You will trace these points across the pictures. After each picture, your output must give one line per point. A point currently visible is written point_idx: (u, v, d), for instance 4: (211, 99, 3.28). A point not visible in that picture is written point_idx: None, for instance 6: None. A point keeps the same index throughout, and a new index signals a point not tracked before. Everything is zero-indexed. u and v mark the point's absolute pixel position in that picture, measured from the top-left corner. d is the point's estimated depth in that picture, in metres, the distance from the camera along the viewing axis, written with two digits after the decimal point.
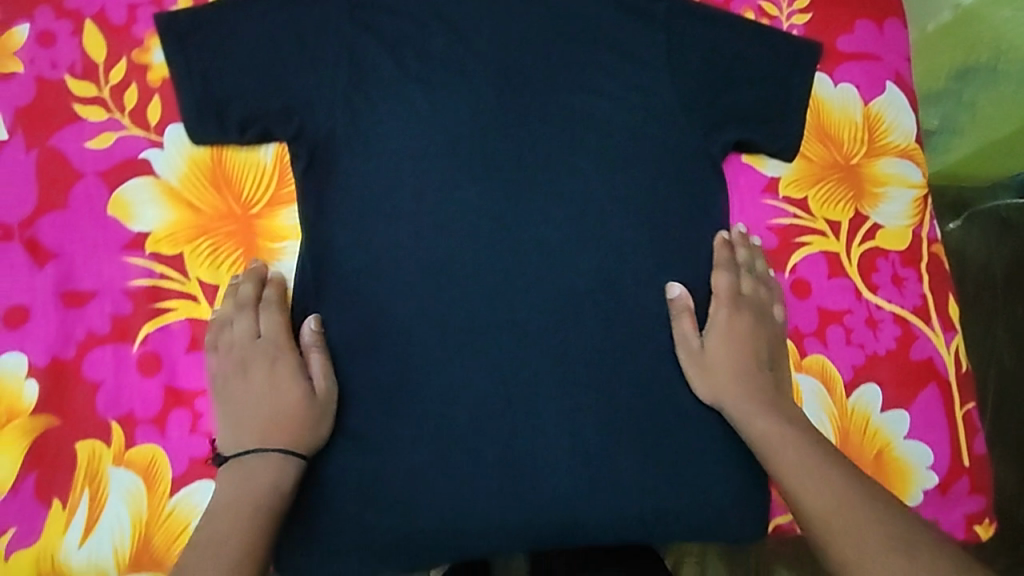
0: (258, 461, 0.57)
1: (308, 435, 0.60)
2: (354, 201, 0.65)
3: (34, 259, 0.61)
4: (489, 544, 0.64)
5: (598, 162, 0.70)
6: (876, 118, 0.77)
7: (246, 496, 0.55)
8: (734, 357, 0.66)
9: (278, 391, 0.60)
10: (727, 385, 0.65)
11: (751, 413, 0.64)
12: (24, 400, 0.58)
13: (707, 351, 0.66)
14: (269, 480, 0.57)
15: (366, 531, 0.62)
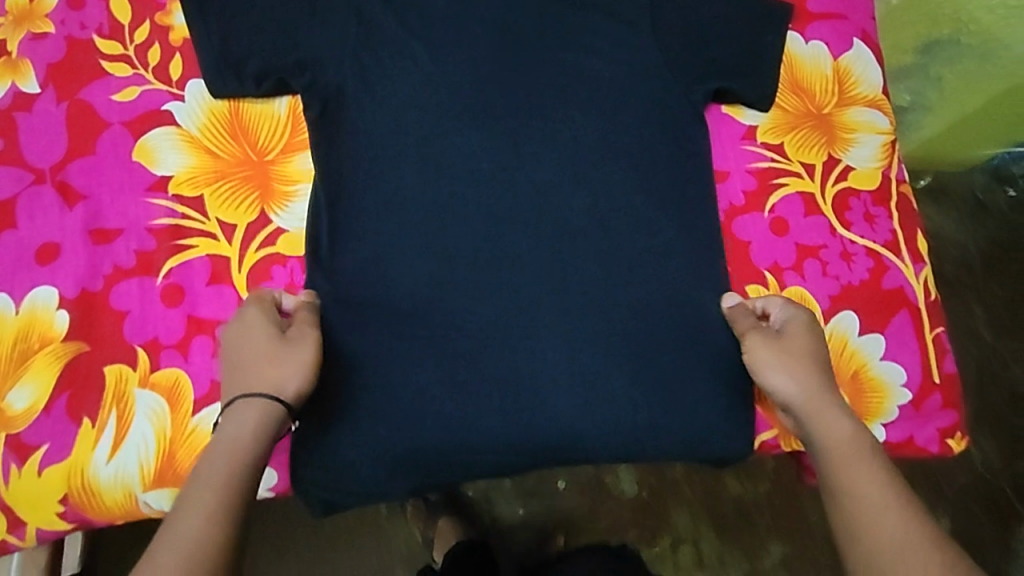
0: (232, 413, 0.58)
1: (276, 375, 0.60)
2: (364, 145, 0.71)
3: (65, 200, 0.65)
4: (496, 459, 0.68)
5: (590, 111, 0.75)
6: (845, 72, 0.83)
7: (218, 454, 0.55)
8: (812, 354, 0.68)
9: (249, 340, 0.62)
10: (805, 377, 0.66)
11: (826, 411, 0.65)
12: (56, 328, 0.62)
13: (783, 345, 0.68)
14: (236, 434, 0.57)
15: (377, 446, 0.66)
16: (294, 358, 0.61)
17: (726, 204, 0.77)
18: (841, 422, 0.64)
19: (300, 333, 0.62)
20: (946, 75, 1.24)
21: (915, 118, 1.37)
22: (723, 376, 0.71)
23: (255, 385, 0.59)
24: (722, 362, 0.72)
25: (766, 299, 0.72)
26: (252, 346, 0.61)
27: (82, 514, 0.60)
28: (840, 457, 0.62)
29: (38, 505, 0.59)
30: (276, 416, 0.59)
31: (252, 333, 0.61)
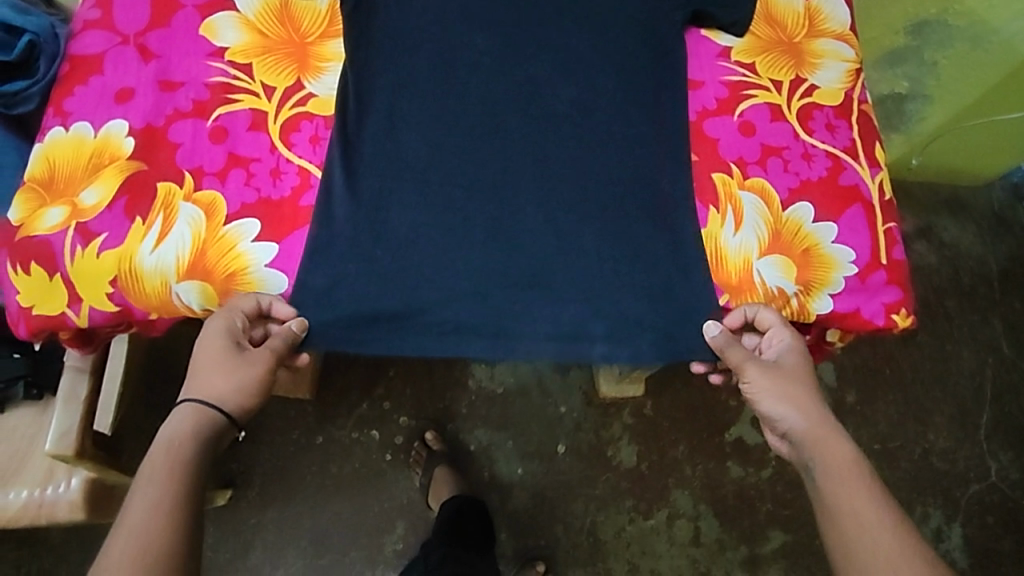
0: (179, 415, 0.70)
1: (223, 386, 0.71)
2: (388, 37, 0.84)
3: (143, 57, 0.80)
4: (472, 290, 0.78)
5: (582, 21, 0.87)
6: (816, 11, 0.94)
7: (157, 451, 0.65)
8: (806, 384, 0.77)
9: (216, 346, 0.71)
10: (802, 403, 0.76)
11: (826, 437, 0.74)
12: (122, 150, 0.75)
13: (782, 372, 0.77)
14: (174, 435, 0.67)
15: (372, 270, 0.76)
16: (245, 375, 0.72)
17: (699, 107, 0.87)
18: (839, 445, 0.73)
19: (258, 353, 0.73)
20: (939, 61, 1.32)
21: (914, 107, 1.43)
22: (683, 245, 0.80)
23: (204, 392, 0.71)
24: (683, 235, 0.80)
25: (759, 309, 0.78)
26: (212, 357, 0.71)
27: (126, 297, 0.72)
28: (835, 475, 0.71)
29: (94, 284, 0.72)
30: (217, 424, 0.71)
31: (214, 345, 0.71)
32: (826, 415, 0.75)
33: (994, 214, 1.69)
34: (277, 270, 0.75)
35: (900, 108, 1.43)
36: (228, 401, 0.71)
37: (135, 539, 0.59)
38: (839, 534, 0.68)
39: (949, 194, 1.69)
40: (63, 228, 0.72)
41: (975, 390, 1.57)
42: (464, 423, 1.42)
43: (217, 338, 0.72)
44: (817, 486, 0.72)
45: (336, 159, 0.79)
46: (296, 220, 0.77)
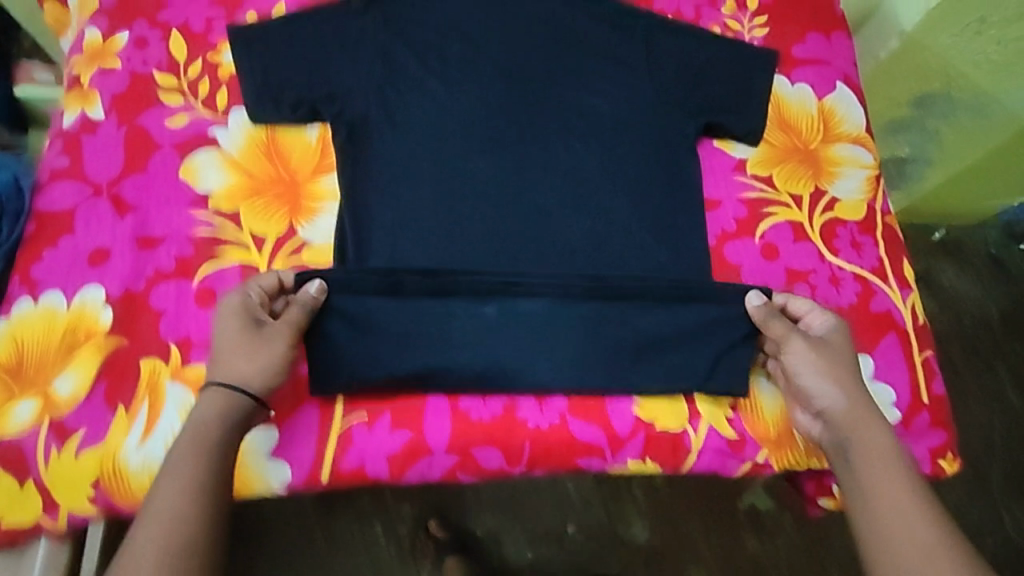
0: (204, 398, 0.62)
1: (251, 369, 0.64)
2: (385, 172, 0.78)
3: (118, 211, 0.74)
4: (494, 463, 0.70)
5: (590, 142, 0.83)
6: (829, 113, 0.89)
7: (186, 437, 0.60)
8: (851, 366, 0.70)
9: (233, 322, 0.64)
10: (847, 387, 0.68)
11: (864, 419, 0.67)
12: (100, 323, 0.69)
13: (829, 354, 0.69)
14: (204, 418, 0.61)
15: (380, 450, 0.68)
16: (267, 353, 0.64)
17: (718, 229, 0.82)
18: (877, 432, 0.66)
19: (277, 327, 0.66)
20: (939, 127, 1.27)
21: (914, 168, 1.39)
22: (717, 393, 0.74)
23: (227, 373, 0.63)
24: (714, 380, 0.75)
25: (791, 298, 0.73)
26: (229, 337, 0.64)
27: (111, 498, 0.65)
28: (870, 467, 0.65)
29: (73, 487, 0.64)
30: (244, 408, 0.63)
31: (233, 321, 0.64)
32: (867, 399, 0.68)
33: (995, 258, 1.64)
34: (280, 459, 0.68)
35: (901, 169, 1.41)
36: (254, 383, 0.64)
37: (162, 534, 0.55)
38: (869, 531, 0.62)
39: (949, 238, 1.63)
40: (36, 424, 0.65)
41: (984, 441, 1.49)
42: (471, 509, 1.25)
43: (234, 320, 0.65)
44: (848, 477, 0.66)
45: None
46: (296, 395, 0.69)
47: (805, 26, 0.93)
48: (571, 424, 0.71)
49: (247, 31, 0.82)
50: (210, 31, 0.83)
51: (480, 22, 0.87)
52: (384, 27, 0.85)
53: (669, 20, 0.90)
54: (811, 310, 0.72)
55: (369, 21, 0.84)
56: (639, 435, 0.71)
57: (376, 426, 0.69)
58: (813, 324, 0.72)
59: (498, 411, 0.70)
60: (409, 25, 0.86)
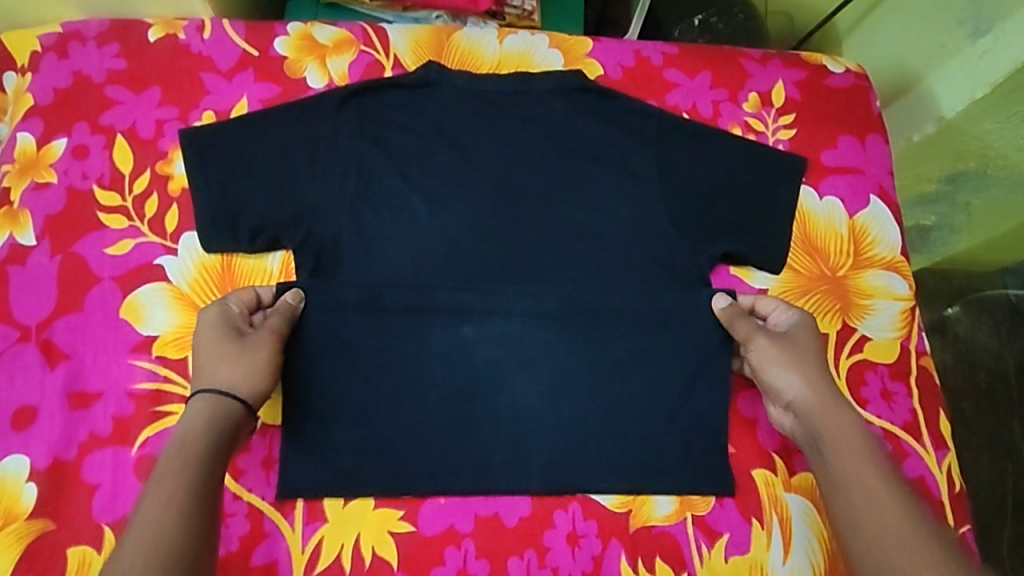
0: (189, 405, 0.61)
1: (234, 376, 0.63)
2: (358, 310, 0.69)
3: (47, 360, 0.65)
4: None
5: (588, 271, 0.74)
6: (861, 230, 0.80)
7: (178, 444, 0.58)
8: (817, 359, 0.68)
9: (211, 329, 0.64)
10: (812, 377, 0.66)
11: (832, 408, 0.65)
12: (22, 503, 0.61)
13: (793, 348, 0.68)
14: (192, 425, 0.60)
15: None
16: (250, 358, 0.63)
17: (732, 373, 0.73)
18: (847, 420, 0.64)
19: (261, 332, 0.65)
20: (971, 202, 1.02)
21: (940, 236, 1.11)
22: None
23: (212, 380, 0.62)
24: (721, 563, 0.67)
25: (757, 299, 0.72)
26: (210, 345, 0.63)
27: None
28: (841, 450, 0.63)
29: None
30: (231, 411, 0.62)
31: (211, 328, 0.64)
32: (833, 388, 0.66)
33: (1005, 298, 1.17)
34: None
35: (925, 238, 1.13)
36: (241, 386, 0.63)
37: (148, 534, 0.53)
38: (843, 513, 0.60)
39: (959, 282, 1.17)
40: None
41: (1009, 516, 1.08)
42: None
43: (214, 329, 0.64)
44: (821, 461, 0.64)
45: (297, 491, 0.65)
46: None
47: (836, 128, 0.83)
48: None
49: (203, 136, 0.73)
50: (160, 136, 0.74)
51: (470, 125, 0.78)
52: (360, 131, 0.75)
53: (683, 119, 0.80)
54: (776, 307, 0.71)
55: (345, 124, 0.75)
56: None
57: None
58: (777, 319, 0.71)
59: None
60: (389, 129, 0.76)
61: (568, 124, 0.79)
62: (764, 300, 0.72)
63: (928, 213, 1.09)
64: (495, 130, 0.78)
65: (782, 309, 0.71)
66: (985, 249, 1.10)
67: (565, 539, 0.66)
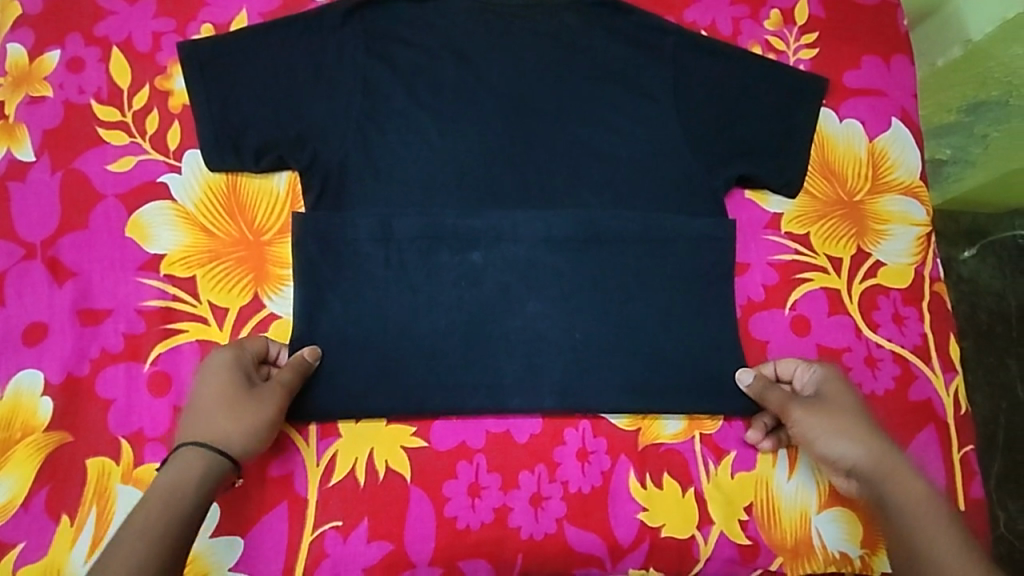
0: (178, 458, 0.55)
1: (234, 431, 0.58)
2: (366, 231, 0.68)
3: (55, 278, 0.65)
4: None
5: (600, 193, 0.72)
6: (881, 155, 0.78)
7: (157, 505, 0.52)
8: (859, 415, 0.63)
9: (218, 376, 0.60)
10: (861, 438, 0.61)
11: (893, 472, 0.59)
12: (39, 416, 0.61)
13: (833, 406, 0.63)
14: (176, 484, 0.54)
15: (359, 561, 0.63)
16: (256, 415, 0.59)
17: (744, 298, 0.73)
18: (913, 481, 0.59)
19: (267, 387, 0.61)
20: (990, 134, 0.93)
21: (954, 170, 1.01)
22: (727, 493, 0.68)
23: (208, 431, 0.57)
24: (728, 479, 0.68)
25: (777, 361, 0.69)
26: (214, 392, 0.59)
27: None
28: (916, 519, 0.57)
29: None
30: (217, 468, 0.56)
31: (221, 379, 0.60)
32: (885, 444, 0.61)
33: (1012, 240, 1.08)
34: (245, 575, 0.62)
35: (939, 173, 1.03)
36: (232, 440, 0.57)
37: None
38: None
39: (968, 222, 1.07)
40: None
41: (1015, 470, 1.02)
42: None
43: (223, 376, 0.60)
44: (899, 535, 0.58)
45: (309, 410, 0.65)
46: (263, 499, 0.63)
47: (860, 48, 0.80)
48: (567, 530, 0.65)
49: (203, 49, 0.70)
50: (157, 49, 0.71)
51: (479, 41, 0.75)
52: (365, 46, 0.72)
53: (701, 36, 0.77)
54: (795, 367, 0.68)
55: (349, 38, 0.72)
56: (644, 544, 0.66)
57: (351, 537, 0.63)
58: (802, 381, 0.67)
59: (488, 519, 0.65)
60: (395, 45, 0.73)
61: (581, 41, 0.76)
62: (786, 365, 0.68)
63: (941, 145, 0.99)
64: (505, 46, 0.75)
65: (804, 369, 0.67)
66: (1002, 187, 1.01)
67: (574, 455, 0.67)
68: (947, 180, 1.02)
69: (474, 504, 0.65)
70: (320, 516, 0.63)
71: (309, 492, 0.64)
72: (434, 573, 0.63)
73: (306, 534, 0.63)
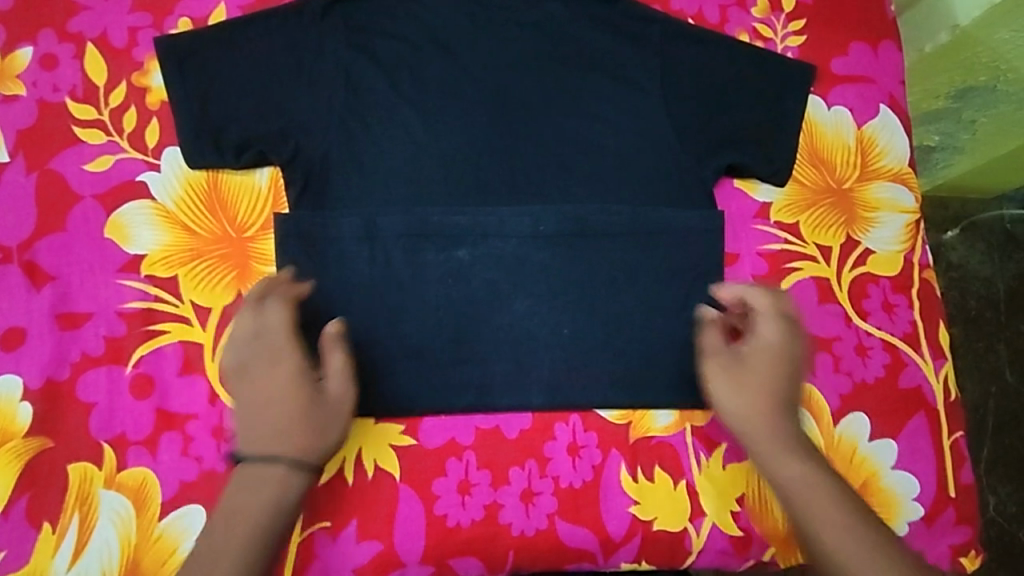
0: (266, 467, 0.58)
1: (313, 438, 0.59)
2: (351, 228, 0.67)
3: (32, 281, 0.63)
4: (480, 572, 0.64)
5: (588, 185, 0.72)
6: (869, 142, 0.77)
7: (263, 516, 0.56)
8: (770, 385, 0.62)
9: (288, 383, 0.59)
10: (756, 414, 0.62)
11: (780, 448, 0.61)
12: (18, 422, 0.60)
13: (745, 375, 0.62)
14: (277, 496, 0.57)
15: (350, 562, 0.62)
16: (330, 417, 0.60)
17: None
18: (798, 457, 0.60)
19: (328, 384, 0.60)
20: (978, 120, 0.93)
21: (943, 157, 1.01)
22: (718, 485, 0.67)
23: (291, 442, 0.58)
24: (719, 472, 0.68)
25: (738, 288, 0.65)
26: (282, 400, 0.58)
27: None
28: (789, 493, 0.60)
29: None
30: (309, 475, 0.59)
31: (290, 383, 0.59)
32: (786, 416, 0.62)
33: (1001, 224, 1.08)
34: None
35: (928, 159, 1.03)
36: (316, 447, 0.59)
37: None
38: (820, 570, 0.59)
39: (957, 208, 1.08)
40: None
41: (1007, 453, 1.02)
42: None
43: (295, 378, 0.59)
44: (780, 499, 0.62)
45: None
46: None
47: (848, 34, 0.79)
48: (558, 526, 0.65)
49: (180, 44, 0.68)
50: (134, 45, 0.70)
51: (463, 32, 0.73)
52: (347, 39, 0.71)
53: (688, 24, 0.76)
54: (757, 304, 0.64)
55: (331, 30, 0.71)
56: (636, 538, 0.65)
57: (340, 537, 0.63)
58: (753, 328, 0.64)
59: (478, 516, 0.64)
60: (378, 37, 0.72)
61: (567, 31, 0.75)
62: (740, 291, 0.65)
63: (929, 132, 0.99)
64: (489, 36, 0.74)
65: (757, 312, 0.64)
66: (991, 172, 1.01)
67: (565, 450, 0.67)
68: (936, 167, 1.03)
69: (464, 501, 0.64)
70: (308, 516, 0.63)
71: None
72: (424, 571, 0.63)
73: (294, 535, 0.62)
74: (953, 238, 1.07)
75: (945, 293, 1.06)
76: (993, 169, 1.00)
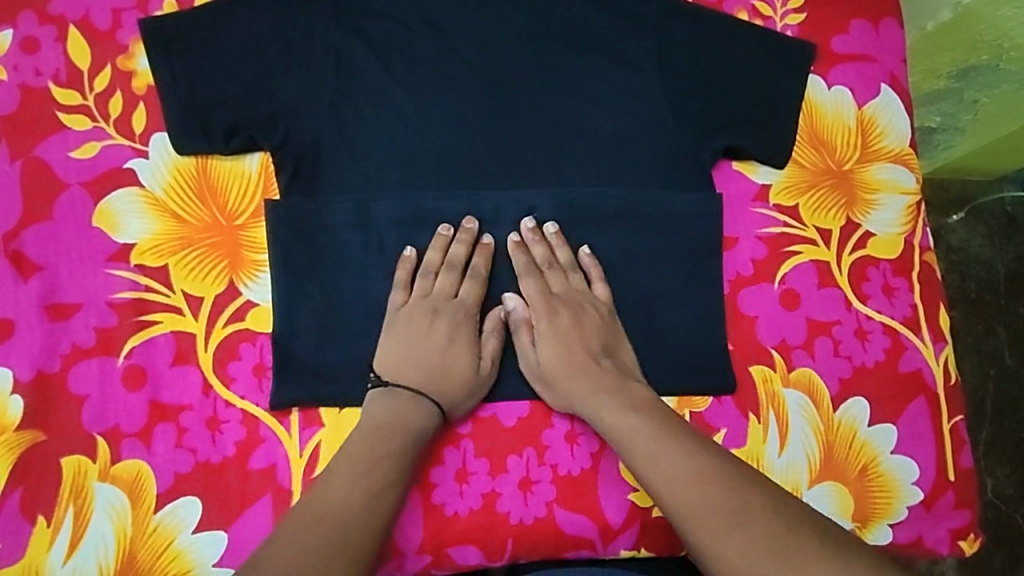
0: (411, 404, 0.61)
1: (457, 392, 0.63)
2: (344, 214, 0.66)
3: (19, 272, 0.62)
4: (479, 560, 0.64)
5: (585, 169, 0.70)
6: (870, 122, 0.76)
7: (399, 443, 0.59)
8: (573, 358, 0.64)
9: (451, 339, 0.64)
10: (569, 386, 0.63)
11: (597, 404, 0.62)
12: (9, 415, 0.60)
13: (550, 355, 0.64)
14: (416, 431, 0.60)
15: None
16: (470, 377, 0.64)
17: (733, 272, 0.71)
18: (613, 411, 0.61)
19: (488, 351, 0.65)
20: (980, 100, 0.91)
21: (943, 138, 1.00)
22: None
23: (439, 389, 0.62)
24: None
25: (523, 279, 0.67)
26: (444, 350, 0.63)
27: None
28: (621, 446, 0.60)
29: None
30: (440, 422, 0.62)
31: (446, 339, 0.64)
32: (588, 380, 0.63)
33: (1001, 206, 1.07)
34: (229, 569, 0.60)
35: (929, 140, 1.02)
36: (452, 398, 0.63)
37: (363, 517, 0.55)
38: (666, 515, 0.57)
39: (957, 190, 1.07)
40: None
41: (1005, 437, 1.02)
42: None
43: (462, 337, 0.64)
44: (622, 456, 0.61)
45: (292, 401, 0.63)
46: (244, 491, 0.61)
47: (849, 12, 0.78)
48: (557, 513, 0.65)
49: (166, 26, 0.67)
50: (118, 27, 0.68)
51: (456, 12, 0.72)
52: (336, 20, 0.69)
53: (686, 2, 0.74)
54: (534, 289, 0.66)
55: (319, 10, 0.69)
56: (635, 524, 0.65)
57: None
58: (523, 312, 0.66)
59: (477, 505, 0.64)
60: (369, 18, 0.70)
61: (561, 10, 0.73)
62: (524, 257, 0.67)
63: (930, 112, 0.98)
64: (482, 16, 0.72)
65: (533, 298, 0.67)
66: (993, 153, 1.00)
67: (563, 437, 0.66)
68: (937, 148, 1.02)
69: (462, 490, 0.64)
70: None
71: (291, 483, 0.62)
72: (423, 560, 0.63)
73: None
74: (955, 221, 1.06)
75: (946, 278, 1.05)
76: (994, 150, 0.99)
